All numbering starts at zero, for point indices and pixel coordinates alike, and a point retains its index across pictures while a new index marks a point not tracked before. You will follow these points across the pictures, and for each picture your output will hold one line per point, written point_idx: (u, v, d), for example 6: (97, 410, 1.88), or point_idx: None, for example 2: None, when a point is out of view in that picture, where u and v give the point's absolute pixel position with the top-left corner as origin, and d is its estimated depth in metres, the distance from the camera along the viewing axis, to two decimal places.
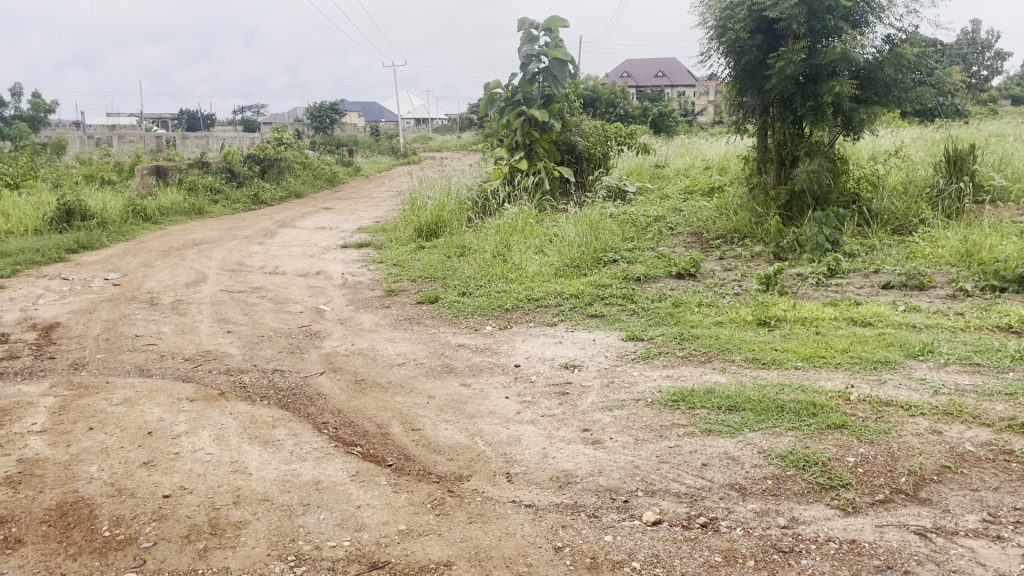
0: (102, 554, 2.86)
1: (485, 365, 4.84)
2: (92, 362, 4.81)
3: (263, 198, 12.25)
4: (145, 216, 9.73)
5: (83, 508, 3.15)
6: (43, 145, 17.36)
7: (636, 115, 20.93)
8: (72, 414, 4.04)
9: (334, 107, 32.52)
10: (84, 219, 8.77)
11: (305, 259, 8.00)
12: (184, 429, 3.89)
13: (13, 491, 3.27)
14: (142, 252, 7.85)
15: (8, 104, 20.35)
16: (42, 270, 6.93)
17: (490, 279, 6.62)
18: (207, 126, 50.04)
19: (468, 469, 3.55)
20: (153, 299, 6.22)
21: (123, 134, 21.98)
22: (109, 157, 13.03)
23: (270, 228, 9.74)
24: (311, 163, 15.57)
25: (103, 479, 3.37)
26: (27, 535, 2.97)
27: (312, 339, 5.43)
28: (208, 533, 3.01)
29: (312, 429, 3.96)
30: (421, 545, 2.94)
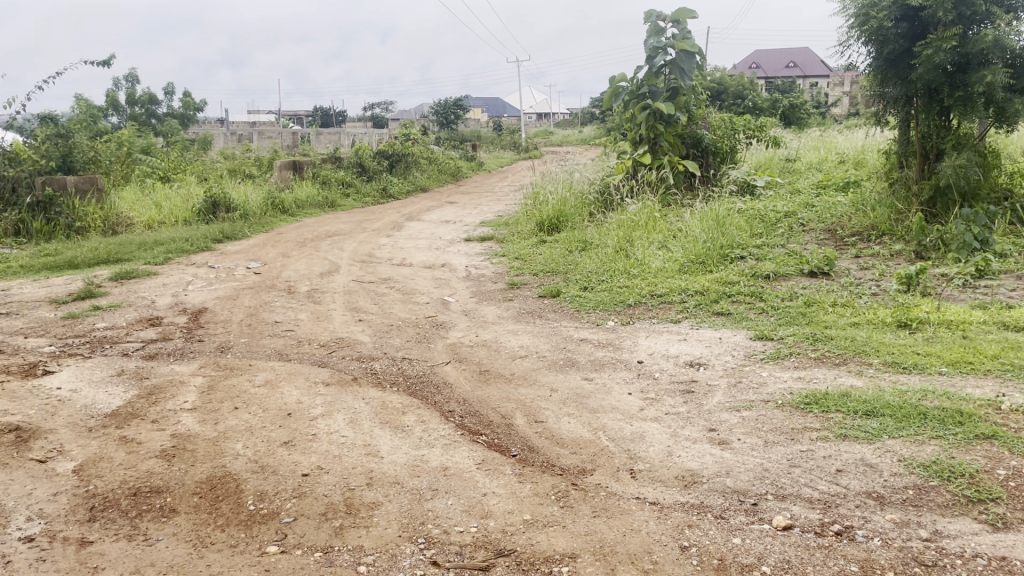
0: (247, 526, 3.04)
1: (608, 360, 4.83)
2: (237, 346, 5.11)
3: (391, 191, 12.65)
4: (282, 209, 10.23)
5: (229, 483, 3.35)
6: (192, 141, 18.48)
7: (765, 107, 20.25)
8: (220, 394, 4.31)
9: (460, 102, 33.13)
10: (228, 211, 9.32)
11: (430, 251, 8.20)
12: (321, 411, 4.08)
13: (167, 463, 3.51)
14: (280, 243, 8.26)
15: (163, 102, 21.79)
16: (192, 258, 7.41)
17: (612, 274, 6.58)
18: (338, 122, 52.01)
19: (592, 464, 3.56)
20: (291, 287, 6.54)
21: (260, 134, 21.70)
22: (250, 151, 13.75)
23: (398, 221, 10.05)
24: (436, 157, 15.95)
25: (247, 456, 3.58)
26: (179, 505, 3.19)
27: (438, 329, 5.57)
28: (343, 511, 3.15)
29: (439, 417, 4.07)
30: (545, 536, 2.98)
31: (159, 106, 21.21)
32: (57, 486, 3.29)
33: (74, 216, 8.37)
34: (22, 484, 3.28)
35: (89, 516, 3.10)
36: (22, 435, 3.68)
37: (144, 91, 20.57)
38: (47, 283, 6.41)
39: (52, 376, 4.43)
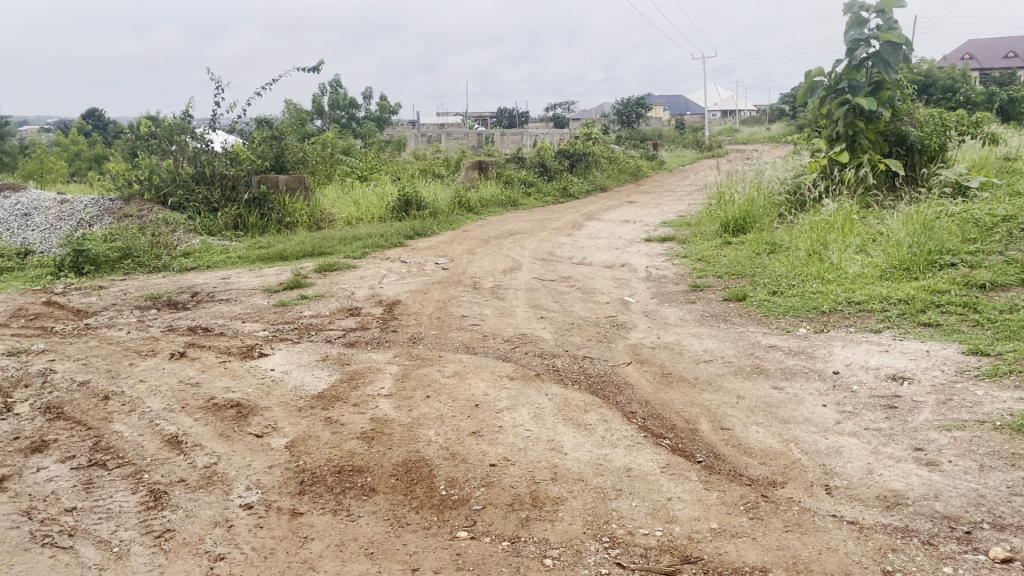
0: (439, 510, 3.18)
1: (799, 369, 4.62)
2: (427, 337, 5.36)
3: (571, 191, 12.76)
4: (468, 207, 10.59)
5: (423, 468, 3.52)
6: (387, 142, 19.55)
7: (980, 101, 18.50)
8: (412, 382, 4.54)
9: (643, 101, 32.80)
10: (419, 209, 9.79)
11: (611, 251, 8.19)
12: (506, 404, 4.19)
13: (367, 444, 3.74)
14: (466, 240, 8.56)
15: (363, 106, 23.17)
16: (386, 253, 7.85)
17: (804, 278, 6.28)
18: (521, 122, 53.13)
19: (782, 476, 3.42)
20: (476, 283, 6.76)
21: (451, 134, 22.97)
22: (440, 152, 14.35)
23: (578, 220, 10.13)
24: (617, 157, 15.91)
25: (439, 443, 3.75)
26: (378, 486, 3.38)
27: (619, 329, 5.56)
28: (529, 504, 3.22)
29: (622, 417, 4.06)
30: (734, 546, 2.90)
31: (359, 110, 22.60)
32: (272, 460, 3.57)
33: (284, 213, 9.11)
34: (243, 455, 3.59)
35: (299, 489, 3.34)
36: (243, 411, 4.04)
37: (346, 95, 21.98)
38: (261, 273, 7.01)
39: (267, 358, 4.85)
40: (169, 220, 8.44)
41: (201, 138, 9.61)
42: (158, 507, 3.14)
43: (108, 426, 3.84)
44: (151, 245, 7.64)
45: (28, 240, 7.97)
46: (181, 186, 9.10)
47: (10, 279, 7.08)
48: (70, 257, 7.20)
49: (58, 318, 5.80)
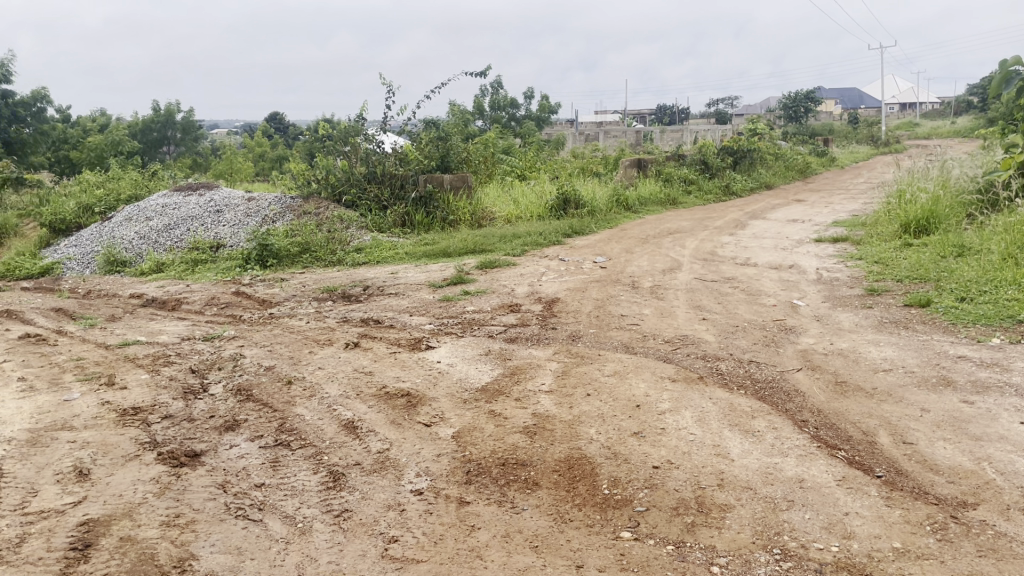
0: (603, 509, 3.17)
1: (992, 383, 4.25)
2: (587, 336, 5.36)
3: (734, 189, 12.37)
4: (627, 206, 10.51)
5: (585, 465, 3.51)
6: (547, 142, 19.74)
7: None
8: (573, 379, 4.56)
9: (812, 94, 31.28)
10: (577, 208, 9.82)
11: (776, 252, 7.88)
12: (669, 406, 4.12)
13: (530, 439, 3.78)
14: (625, 239, 8.50)
15: (523, 106, 23.52)
16: (545, 251, 7.93)
17: (997, 283, 5.77)
18: (680, 119, 52.16)
19: (974, 497, 3.16)
20: (636, 282, 6.70)
21: (608, 133, 22.39)
22: (598, 151, 14.33)
23: (741, 219, 9.82)
24: (783, 154, 15.29)
25: (601, 442, 3.73)
26: (541, 480, 3.41)
27: (787, 333, 5.33)
28: (695, 509, 3.15)
29: (792, 425, 3.89)
30: (920, 569, 2.71)
31: (519, 110, 22.96)
32: (439, 449, 3.69)
33: (448, 211, 9.40)
34: (412, 443, 3.73)
35: (466, 478, 3.43)
36: (412, 400, 4.20)
37: (506, 95, 22.42)
38: (426, 269, 7.27)
39: (434, 351, 5.02)
40: (343, 217, 8.93)
41: (372, 139, 10.09)
42: (336, 488, 3.32)
43: (291, 409, 4.10)
44: (326, 240, 8.11)
45: (220, 235, 8.67)
46: (354, 185, 9.60)
47: (205, 271, 7.74)
48: (256, 251, 7.78)
49: (245, 307, 6.27)
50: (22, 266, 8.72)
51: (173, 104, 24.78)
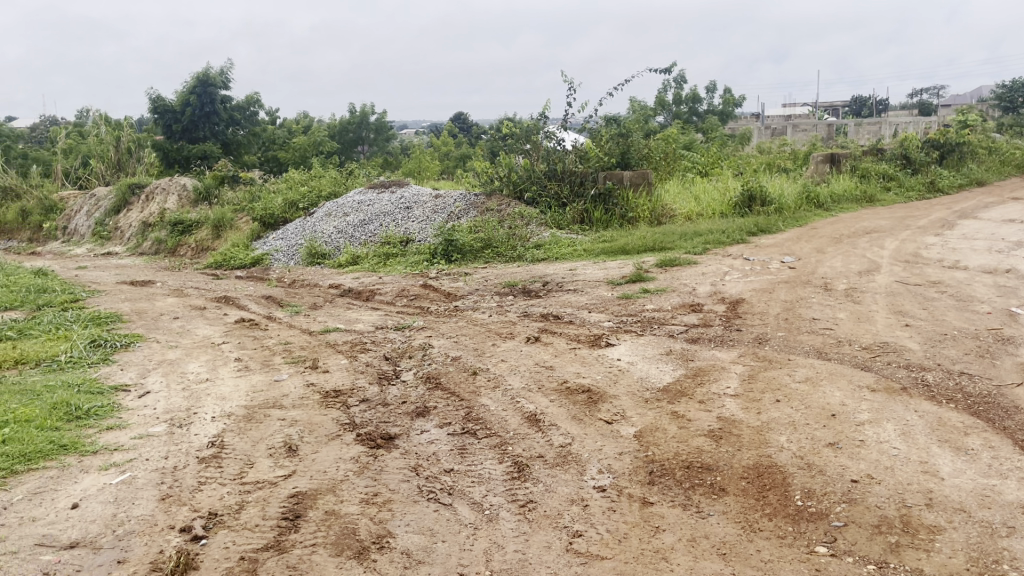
0: (795, 521, 3.03)
1: None
2: (775, 339, 5.14)
3: (940, 185, 11.42)
4: (817, 203, 9.97)
5: (776, 474, 3.37)
6: (730, 136, 19.14)
7: None
8: (760, 384, 4.38)
9: None
10: (763, 205, 9.44)
11: (991, 254, 7.19)
12: (868, 418, 3.86)
13: (716, 443, 3.67)
14: (815, 238, 8.08)
15: (706, 100, 22.95)
16: (728, 250, 7.68)
17: None
18: (877, 112, 48.84)
19: None
20: (827, 284, 6.34)
21: (798, 125, 21.79)
22: (786, 145, 13.71)
23: (948, 219, 9.04)
24: (999, 147, 13.94)
25: (792, 451, 3.56)
26: (729, 486, 3.30)
27: (1005, 345, 4.84)
28: (899, 528, 2.93)
29: (1013, 446, 3.53)
30: None
31: (702, 104, 22.42)
32: (622, 447, 3.67)
33: (628, 208, 9.33)
34: (595, 439, 3.73)
35: (649, 479, 3.38)
36: (593, 397, 4.21)
37: (689, 90, 21.97)
38: (606, 266, 7.26)
39: (614, 348, 5.00)
40: (524, 214, 9.10)
41: (553, 137, 10.21)
42: (521, 479, 3.38)
43: (476, 399, 4.23)
44: (507, 236, 8.31)
45: (409, 230, 9.10)
46: (535, 183, 9.76)
47: (395, 264, 8.16)
48: (442, 246, 8.12)
49: (431, 299, 6.54)
50: (236, 257, 9.60)
51: (367, 105, 26.23)
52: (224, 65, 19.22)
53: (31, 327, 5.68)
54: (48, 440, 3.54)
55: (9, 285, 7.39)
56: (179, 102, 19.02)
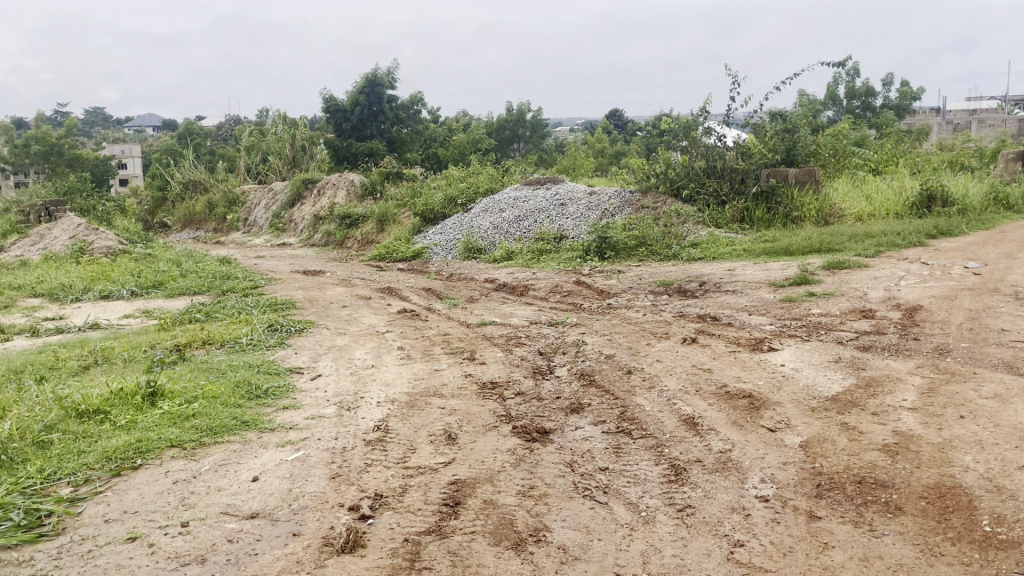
0: (983, 548, 2.77)
1: None
2: (958, 350, 4.74)
3: None
4: (1007, 205, 9.15)
5: (960, 496, 3.10)
6: (908, 132, 17.93)
7: None
8: (941, 398, 4.05)
9: None
10: (944, 206, 8.77)
11: None
12: None
13: (890, 459, 3.43)
14: (1004, 242, 7.41)
15: (881, 94, 21.60)
16: (903, 253, 7.17)
17: None
18: None
19: None
20: (1020, 293, 5.79)
21: (985, 120, 20.12)
22: (972, 142, 12.67)
23: None
24: None
25: (979, 472, 3.27)
26: (906, 506, 3.07)
27: None
28: None
29: None
30: None
31: (876, 98, 21.12)
32: (786, 457, 3.50)
33: (792, 207, 8.93)
34: (757, 447, 3.59)
35: (816, 492, 3.21)
36: (755, 402, 4.05)
37: (862, 84, 20.77)
38: (768, 267, 6.98)
39: (777, 353, 4.79)
40: (681, 212, 8.91)
41: (713, 133, 9.93)
42: (679, 482, 3.30)
43: (632, 398, 4.18)
44: (663, 235, 8.17)
45: (563, 226, 9.14)
46: (693, 180, 9.54)
47: (550, 260, 8.23)
48: (596, 243, 8.10)
49: (586, 296, 6.53)
50: (398, 250, 10.00)
51: (524, 103, 26.57)
52: (391, 65, 20.01)
53: (217, 310, 6.14)
54: (232, 416, 3.81)
55: (198, 272, 8.03)
56: (349, 101, 20.02)
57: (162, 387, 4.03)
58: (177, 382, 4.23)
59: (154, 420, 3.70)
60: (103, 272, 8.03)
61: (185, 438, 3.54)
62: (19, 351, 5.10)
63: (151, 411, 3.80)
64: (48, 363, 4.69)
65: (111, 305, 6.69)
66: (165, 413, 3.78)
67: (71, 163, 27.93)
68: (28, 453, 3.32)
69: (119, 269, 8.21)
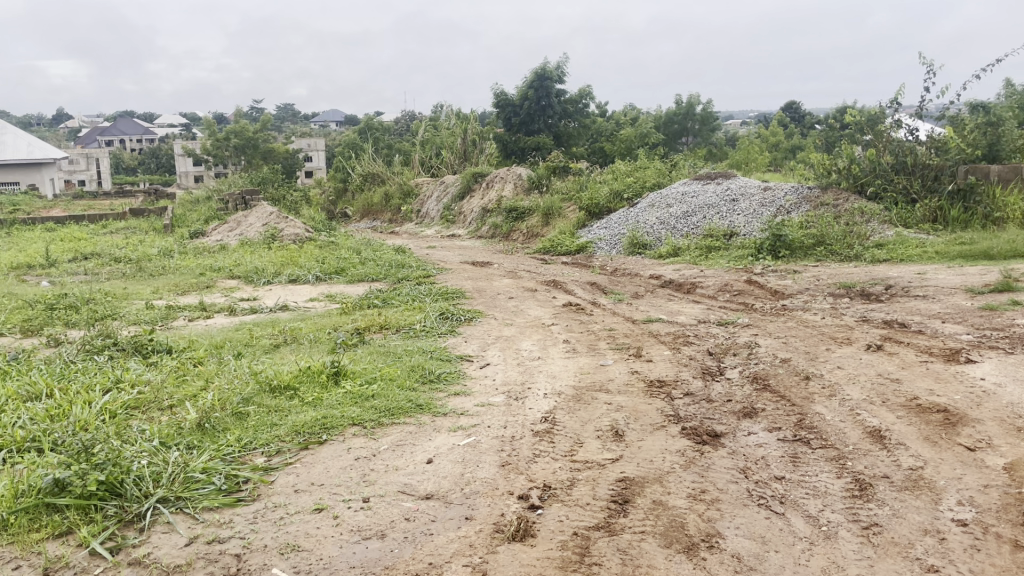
0: None
1: None
2: None
3: None
4: None
5: None
6: None
7: None
8: None
9: None
10: None
11: None
12: None
13: None
14: None
15: None
16: None
17: None
18: None
19: None
20: None
21: None
22: None
23: None
24: None
25: None
26: None
27: None
28: None
29: None
30: None
31: None
32: (988, 479, 3.18)
33: (993, 206, 8.16)
34: (953, 466, 3.29)
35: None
36: (950, 418, 3.72)
37: None
38: (965, 271, 6.42)
39: (975, 365, 4.39)
40: (864, 210, 8.42)
41: (903, 126, 9.29)
42: (863, 498, 3.09)
43: (810, 406, 3.97)
44: (843, 233, 7.73)
45: (734, 223, 8.85)
46: (879, 176, 8.97)
47: (719, 258, 8.01)
48: (769, 241, 7.78)
49: (758, 296, 6.28)
50: (563, 244, 10.07)
51: (695, 95, 25.93)
52: (561, 59, 20.13)
53: (392, 297, 6.42)
54: (407, 399, 3.96)
55: (375, 259, 8.44)
56: (519, 96, 20.48)
57: (344, 368, 4.26)
58: (358, 364, 4.46)
59: (338, 398, 3.92)
60: (291, 257, 8.60)
61: (365, 417, 3.72)
62: (219, 327, 5.56)
63: (335, 390, 4.03)
64: (244, 340, 5.07)
65: (298, 288, 7.15)
66: (348, 393, 4.00)
67: (265, 155, 30.17)
68: (228, 422, 3.60)
69: (305, 255, 8.78)
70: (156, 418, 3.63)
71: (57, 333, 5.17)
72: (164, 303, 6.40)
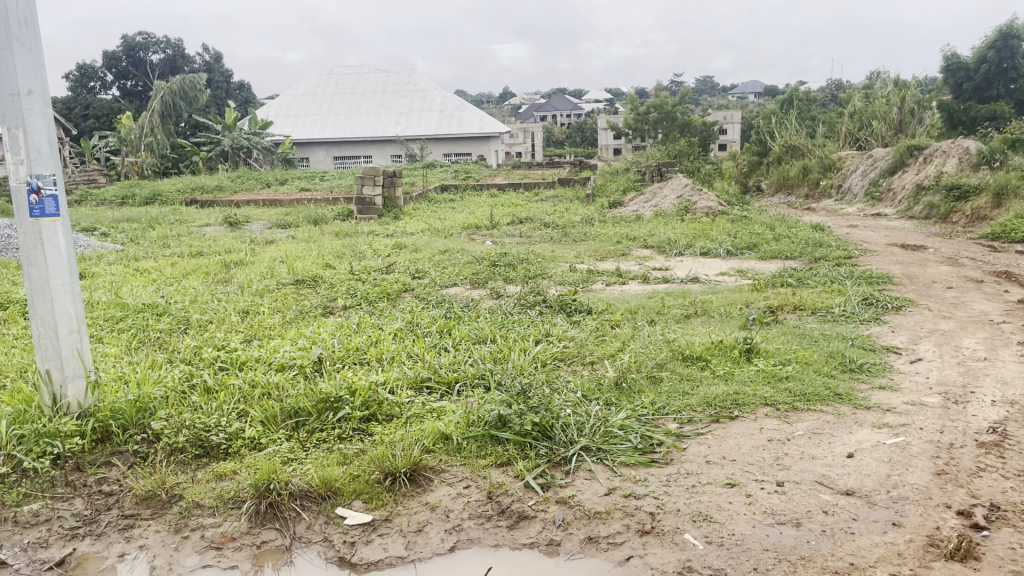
0: None
1: None
2: None
3: None
4: None
5: None
6: None
7: None
8: None
9: None
10: None
11: None
12: None
13: None
14: None
15: None
16: None
17: None
18: None
19: None
20: None
21: None
22: None
23: None
24: None
25: None
26: None
27: None
28: None
29: None
30: None
31: None
32: None
33: None
34: None
35: None
36: None
37: None
38: None
39: None
40: None
41: None
42: None
43: None
44: None
45: None
46: None
47: None
48: None
49: None
50: (1020, 230, 8.68)
51: None
52: None
53: (809, 277, 6.09)
54: (825, 386, 3.73)
55: (790, 236, 8.09)
56: (975, 59, 18.05)
57: (757, 346, 4.17)
58: (771, 343, 4.33)
59: (750, 375, 3.85)
60: (704, 230, 8.63)
61: (779, 398, 3.60)
62: (635, 293, 5.81)
63: (747, 366, 3.96)
64: (657, 307, 5.24)
65: (710, 261, 7.16)
66: (761, 371, 3.91)
67: (681, 128, 30.62)
68: (643, 384, 3.76)
69: (718, 229, 8.75)
70: (579, 371, 3.93)
71: (499, 286, 5.87)
72: (586, 266, 6.85)
